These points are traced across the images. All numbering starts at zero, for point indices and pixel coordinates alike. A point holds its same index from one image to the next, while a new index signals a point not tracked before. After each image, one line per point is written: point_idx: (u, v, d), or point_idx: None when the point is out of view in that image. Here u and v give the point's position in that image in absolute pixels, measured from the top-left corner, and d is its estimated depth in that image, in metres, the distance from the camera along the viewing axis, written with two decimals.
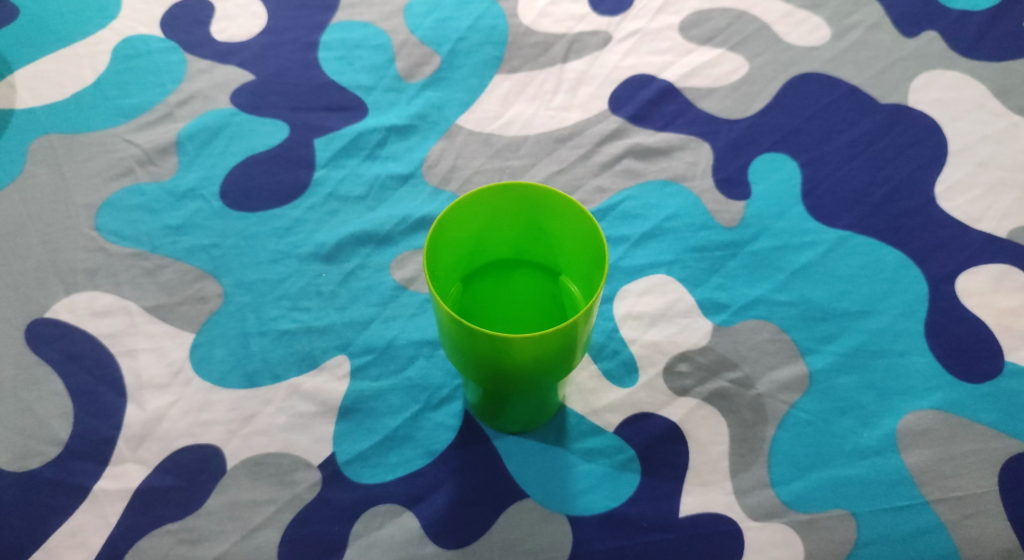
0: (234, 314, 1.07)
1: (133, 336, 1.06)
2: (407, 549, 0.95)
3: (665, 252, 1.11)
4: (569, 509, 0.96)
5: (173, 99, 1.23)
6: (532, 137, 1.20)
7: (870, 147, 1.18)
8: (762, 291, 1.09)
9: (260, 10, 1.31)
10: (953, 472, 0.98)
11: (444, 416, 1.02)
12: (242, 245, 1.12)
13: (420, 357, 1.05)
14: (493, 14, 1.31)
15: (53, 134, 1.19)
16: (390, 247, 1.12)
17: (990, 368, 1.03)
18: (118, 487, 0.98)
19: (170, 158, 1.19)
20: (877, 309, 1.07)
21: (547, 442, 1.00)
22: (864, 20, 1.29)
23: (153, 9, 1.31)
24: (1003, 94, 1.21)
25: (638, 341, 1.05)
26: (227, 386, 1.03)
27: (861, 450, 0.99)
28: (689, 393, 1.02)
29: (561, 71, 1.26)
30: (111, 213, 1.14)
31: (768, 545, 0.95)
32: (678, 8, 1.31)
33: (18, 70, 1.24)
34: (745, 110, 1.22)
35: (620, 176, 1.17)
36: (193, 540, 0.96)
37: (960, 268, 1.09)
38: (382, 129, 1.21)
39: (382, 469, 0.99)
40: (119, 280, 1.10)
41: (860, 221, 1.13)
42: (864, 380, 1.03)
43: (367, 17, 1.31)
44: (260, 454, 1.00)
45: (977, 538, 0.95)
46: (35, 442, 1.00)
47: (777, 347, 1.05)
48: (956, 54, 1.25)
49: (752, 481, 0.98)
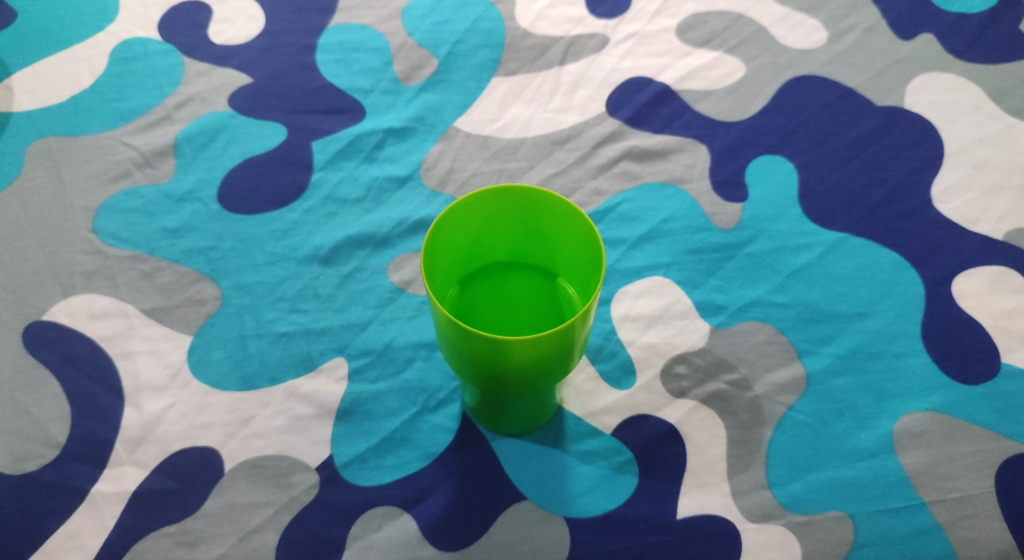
0: (231, 317, 1.07)
1: (130, 339, 1.06)
2: (406, 551, 0.95)
3: (663, 254, 1.12)
4: (567, 511, 0.97)
5: (171, 102, 1.23)
6: (529, 139, 1.21)
7: (867, 149, 1.19)
8: (760, 292, 1.09)
9: (258, 13, 1.31)
10: (950, 473, 0.98)
11: (441, 419, 1.02)
12: (239, 248, 1.12)
13: (418, 359, 1.05)
14: (491, 17, 1.31)
15: (51, 136, 1.20)
16: (388, 249, 1.12)
17: (987, 369, 1.03)
18: (115, 490, 0.98)
19: (168, 161, 1.19)
20: (874, 310, 1.07)
21: (545, 444, 1.00)
22: (860, 22, 1.29)
23: (151, 12, 1.31)
24: (999, 97, 1.22)
25: (636, 343, 1.06)
26: (225, 388, 1.03)
27: (858, 451, 0.99)
28: (687, 395, 1.03)
29: (559, 74, 1.26)
30: (109, 215, 1.14)
31: (766, 546, 0.95)
32: (675, 10, 1.32)
33: (16, 73, 1.24)
34: (742, 112, 1.22)
35: (618, 179, 1.17)
36: (191, 542, 0.96)
37: (956, 270, 1.09)
38: (380, 131, 1.21)
39: (380, 471, 0.99)
40: (117, 282, 1.10)
41: (857, 223, 1.13)
42: (861, 381, 1.03)
43: (365, 19, 1.31)
44: (257, 457, 1.00)
45: (974, 539, 0.95)
46: (33, 445, 1.00)
47: (774, 348, 1.05)
48: (952, 57, 1.25)
49: (749, 482, 0.98)
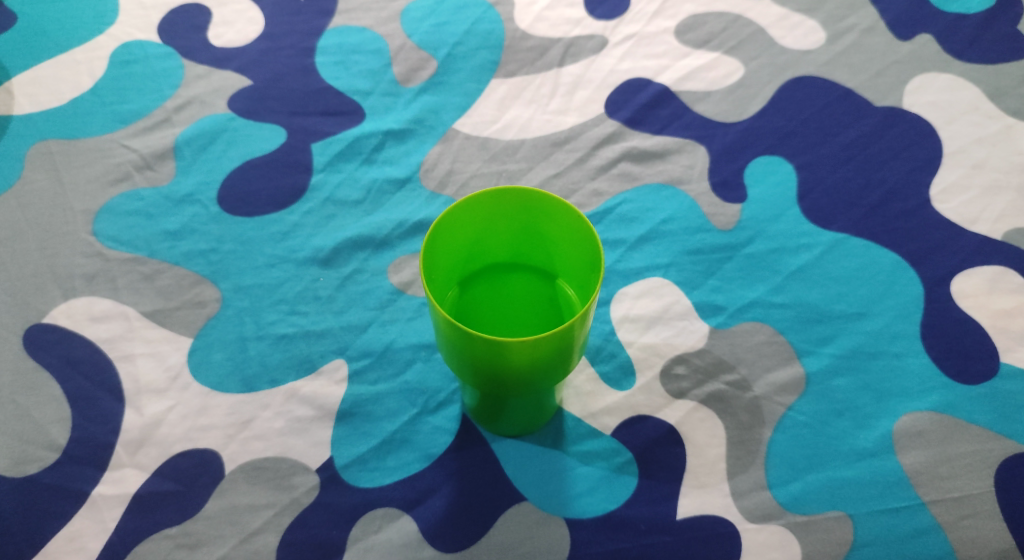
0: (232, 319, 1.08)
1: (131, 341, 1.06)
2: (406, 552, 0.95)
3: (662, 255, 1.12)
4: (568, 511, 0.97)
5: (171, 104, 1.23)
6: (528, 141, 1.21)
7: (866, 150, 1.19)
8: (759, 293, 1.09)
9: (257, 15, 1.31)
10: (949, 473, 0.98)
11: (441, 420, 1.02)
12: (239, 250, 1.12)
13: (418, 360, 1.05)
14: (490, 19, 1.32)
15: (51, 139, 1.20)
16: (388, 251, 1.13)
17: (986, 369, 1.03)
18: (116, 492, 0.98)
19: (168, 163, 1.19)
20: (873, 310, 1.07)
21: (545, 445, 1.00)
22: (859, 23, 1.30)
23: (151, 15, 1.31)
24: (997, 97, 1.22)
25: (635, 343, 1.06)
26: (225, 390, 1.03)
27: (857, 451, 1.00)
28: (686, 396, 1.03)
29: (557, 75, 1.26)
30: (109, 218, 1.14)
31: (766, 546, 0.95)
32: (674, 12, 1.32)
33: (16, 76, 1.25)
34: (741, 113, 1.22)
35: (617, 180, 1.18)
36: (191, 544, 0.96)
37: (955, 270, 1.09)
38: (379, 133, 1.21)
39: (381, 473, 0.99)
40: (117, 284, 1.10)
41: (856, 223, 1.13)
42: (861, 381, 1.03)
43: (364, 22, 1.32)
44: (258, 458, 1.00)
45: (973, 539, 0.95)
46: (34, 448, 1.00)
47: (774, 349, 1.05)
48: (951, 57, 1.25)
49: (749, 482, 0.98)
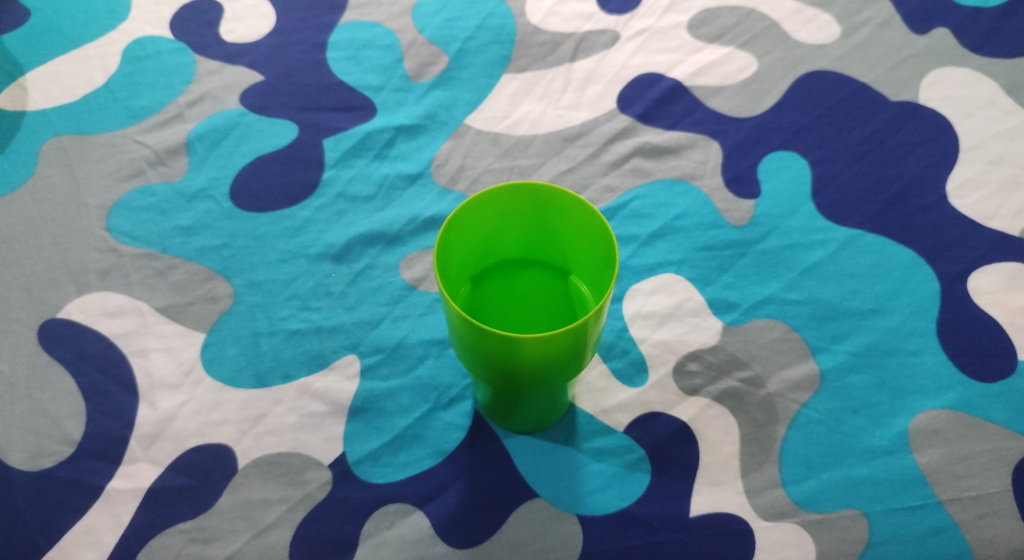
0: (244, 314, 1.08)
1: (144, 336, 1.06)
2: (418, 548, 0.95)
3: (675, 251, 1.11)
4: (581, 508, 0.97)
5: (183, 100, 1.23)
6: (540, 136, 1.20)
7: (879, 145, 1.18)
8: (773, 290, 1.08)
9: (269, 10, 1.31)
10: (966, 472, 0.98)
11: (454, 416, 1.02)
12: (252, 245, 1.12)
13: (430, 356, 1.05)
14: (501, 14, 1.31)
15: (64, 135, 1.20)
16: (399, 247, 1.12)
17: (1003, 367, 1.03)
18: (130, 486, 0.99)
19: (181, 159, 1.19)
20: (889, 307, 1.07)
21: (557, 441, 1.00)
22: (874, 17, 1.29)
23: (162, 11, 1.31)
24: (1014, 91, 1.21)
25: (648, 340, 1.05)
26: (238, 386, 1.03)
27: (872, 450, 0.99)
28: (699, 393, 1.02)
29: (569, 70, 1.26)
30: (122, 213, 1.15)
31: (780, 545, 0.95)
32: (686, 6, 1.31)
33: (29, 72, 1.25)
34: (754, 109, 1.22)
35: (629, 175, 1.17)
36: (205, 539, 0.96)
37: (971, 268, 1.09)
38: (391, 129, 1.21)
39: (393, 469, 0.99)
40: (131, 280, 1.10)
41: (871, 219, 1.13)
42: (875, 379, 1.03)
43: (375, 17, 1.31)
44: (272, 454, 1.00)
45: (990, 538, 0.94)
46: (49, 442, 1.01)
47: (787, 346, 1.05)
48: (967, 51, 1.24)
49: (763, 480, 0.98)
